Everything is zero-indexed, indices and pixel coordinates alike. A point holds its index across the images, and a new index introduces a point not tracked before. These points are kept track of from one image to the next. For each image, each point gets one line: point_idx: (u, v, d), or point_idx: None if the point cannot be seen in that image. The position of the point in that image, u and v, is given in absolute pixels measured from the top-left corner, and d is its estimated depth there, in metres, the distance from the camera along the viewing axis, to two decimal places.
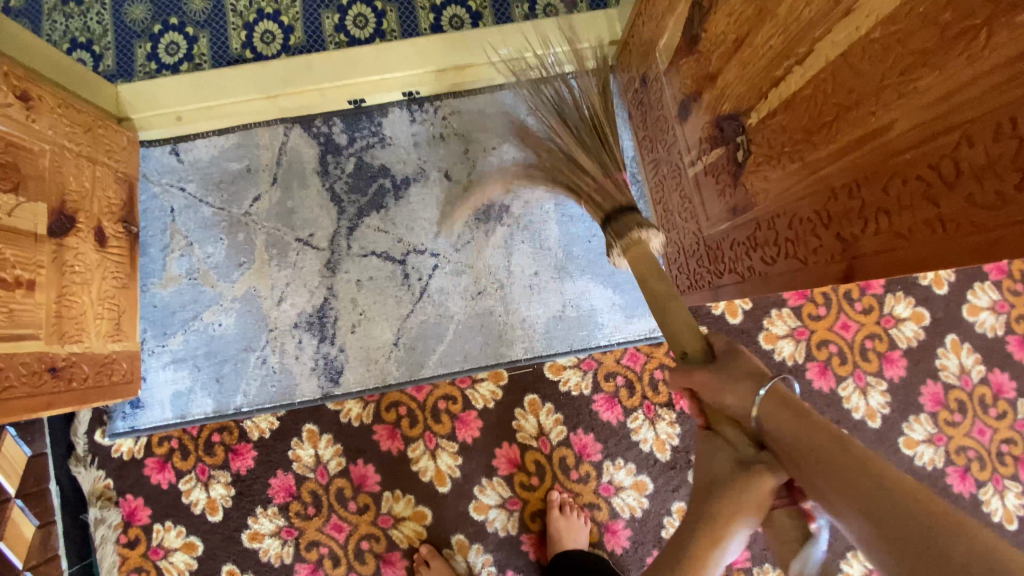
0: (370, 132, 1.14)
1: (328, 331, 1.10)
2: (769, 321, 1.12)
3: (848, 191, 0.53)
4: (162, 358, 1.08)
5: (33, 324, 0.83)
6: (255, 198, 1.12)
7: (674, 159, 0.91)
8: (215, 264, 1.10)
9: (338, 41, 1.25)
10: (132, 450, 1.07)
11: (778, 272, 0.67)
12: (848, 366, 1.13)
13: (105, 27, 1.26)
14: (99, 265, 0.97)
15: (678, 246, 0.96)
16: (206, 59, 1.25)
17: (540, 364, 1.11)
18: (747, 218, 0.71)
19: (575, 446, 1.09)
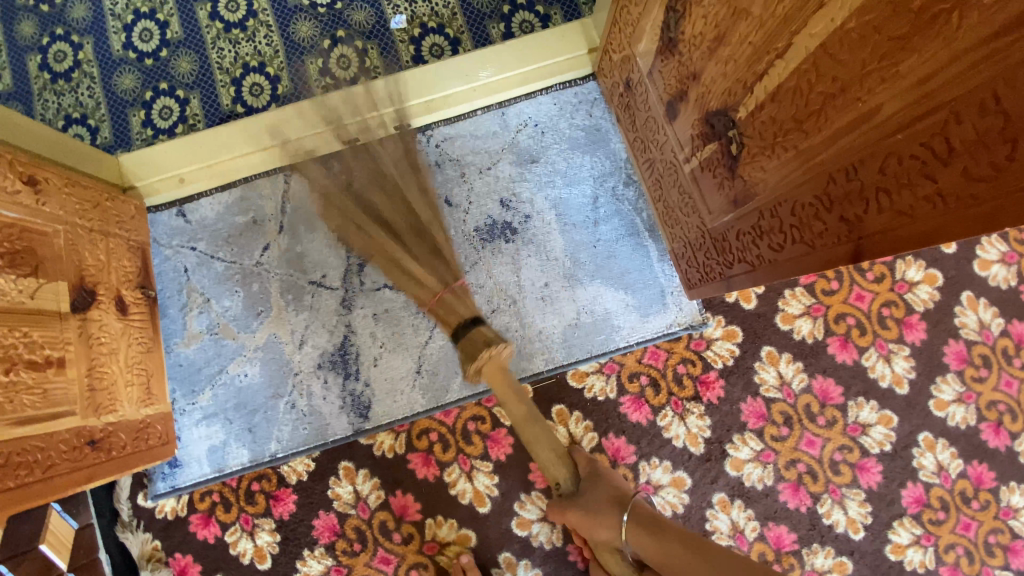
0: (367, 169, 1.17)
1: (352, 367, 1.12)
2: (783, 302, 1.13)
3: (846, 174, 0.54)
4: (194, 415, 1.10)
5: (67, 400, 0.84)
6: (265, 247, 1.15)
7: (668, 158, 0.92)
8: (234, 316, 1.12)
9: (324, 84, 1.28)
10: (176, 509, 1.09)
11: (787, 258, 0.68)
12: (868, 337, 1.13)
13: (97, 100, 1.30)
14: (123, 333, 0.99)
15: (684, 241, 0.97)
16: (199, 119, 1.28)
17: (562, 374, 1.12)
18: (749, 208, 0.72)
19: (609, 450, 1.10)
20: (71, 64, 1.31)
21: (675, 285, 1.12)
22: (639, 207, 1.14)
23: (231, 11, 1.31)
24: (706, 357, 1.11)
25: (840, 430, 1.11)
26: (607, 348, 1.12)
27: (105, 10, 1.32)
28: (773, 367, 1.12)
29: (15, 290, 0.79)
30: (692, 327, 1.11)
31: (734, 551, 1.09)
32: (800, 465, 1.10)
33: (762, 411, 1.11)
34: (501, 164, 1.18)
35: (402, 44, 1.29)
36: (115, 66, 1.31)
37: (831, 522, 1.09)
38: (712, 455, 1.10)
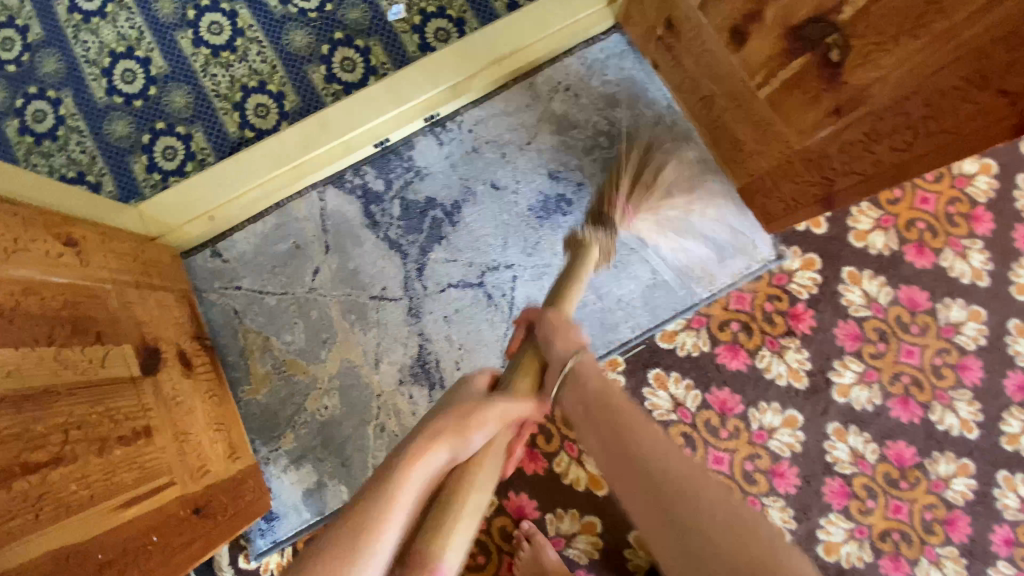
0: (403, 169, 1.11)
1: (435, 376, 1.06)
2: (852, 220, 1.11)
3: (1006, 45, 0.52)
4: (281, 461, 1.02)
5: (164, 470, 0.77)
6: (315, 271, 1.07)
7: (733, 88, 0.88)
8: (300, 349, 1.05)
9: (333, 91, 1.21)
10: (281, 564, 1.01)
11: (919, 154, 0.65)
12: (941, 238, 1.12)
13: (91, 154, 1.20)
14: (194, 390, 0.91)
15: (760, 173, 0.94)
16: (209, 152, 1.20)
17: (650, 338, 1.08)
18: (860, 114, 0.69)
19: (716, 405, 1.07)
20: (52, 121, 1.20)
21: (746, 223, 1.09)
22: None
23: (215, 34, 1.23)
24: (791, 290, 1.09)
25: (934, 335, 1.10)
26: (690, 301, 1.08)
27: (77, 57, 1.22)
28: (858, 286, 1.10)
29: (84, 361, 0.72)
30: (772, 262, 1.09)
31: (859, 477, 1.07)
32: (904, 377, 1.08)
33: (856, 332, 1.09)
34: (541, 136, 1.12)
35: (405, 35, 1.22)
36: (102, 114, 1.21)
37: (945, 428, 1.08)
38: (818, 387, 1.07)
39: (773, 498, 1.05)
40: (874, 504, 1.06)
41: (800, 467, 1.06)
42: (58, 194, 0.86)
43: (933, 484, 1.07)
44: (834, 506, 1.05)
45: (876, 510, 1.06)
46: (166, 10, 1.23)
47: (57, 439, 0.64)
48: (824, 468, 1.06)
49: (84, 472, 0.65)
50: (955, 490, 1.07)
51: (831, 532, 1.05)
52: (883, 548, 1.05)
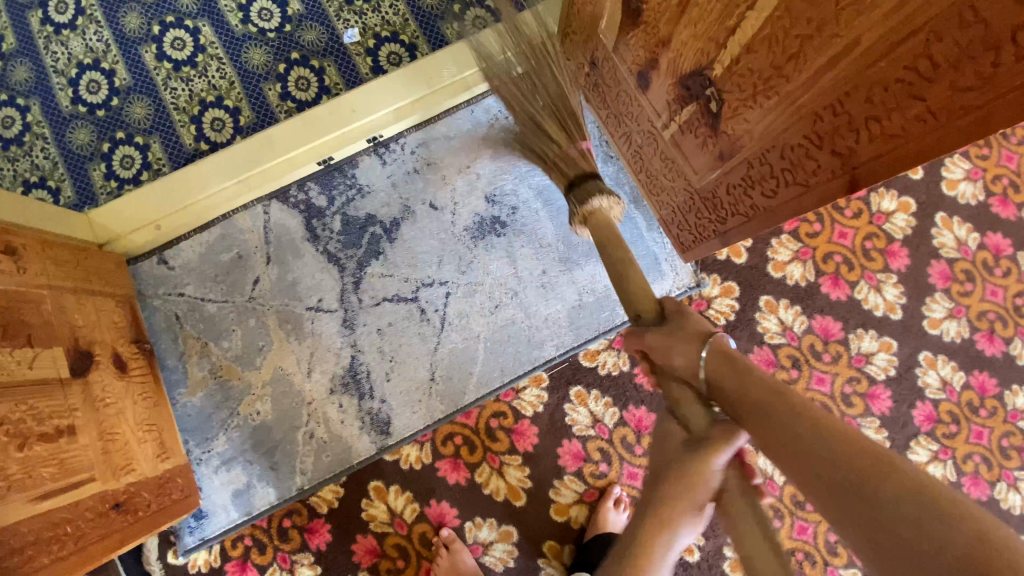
0: (346, 187, 1.17)
1: (365, 386, 1.11)
2: (772, 251, 1.16)
3: (833, 111, 0.57)
4: (212, 462, 1.07)
5: (84, 467, 0.82)
6: (255, 281, 1.13)
7: (644, 127, 0.93)
8: (236, 355, 1.10)
9: (287, 108, 1.27)
10: (209, 561, 1.06)
11: (781, 203, 0.70)
12: (857, 271, 1.17)
13: (53, 160, 1.25)
14: (126, 392, 0.96)
15: (672, 206, 0.98)
16: (165, 163, 1.26)
17: (574, 356, 1.14)
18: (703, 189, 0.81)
19: (632, 423, 1.12)
20: (20, 128, 1.25)
21: (668, 250, 1.14)
22: (620, 181, 1.15)
23: (178, 49, 1.29)
24: (709, 316, 1.14)
25: (846, 363, 1.15)
26: (613, 323, 1.13)
27: (45, 66, 1.28)
28: (774, 314, 1.15)
29: (12, 362, 0.77)
30: (692, 287, 1.14)
31: (767, 497, 1.11)
32: (815, 404, 1.13)
33: (771, 358, 1.14)
34: (480, 161, 1.18)
35: (358, 57, 1.28)
36: (66, 122, 1.27)
37: None
38: None
39: None
40: (781, 524, 1.11)
41: None
42: None
43: None
44: None
45: (781, 529, 1.11)
46: (132, 25, 1.29)
47: None
48: None
49: (1, 466, 0.70)
50: None
51: None
52: None
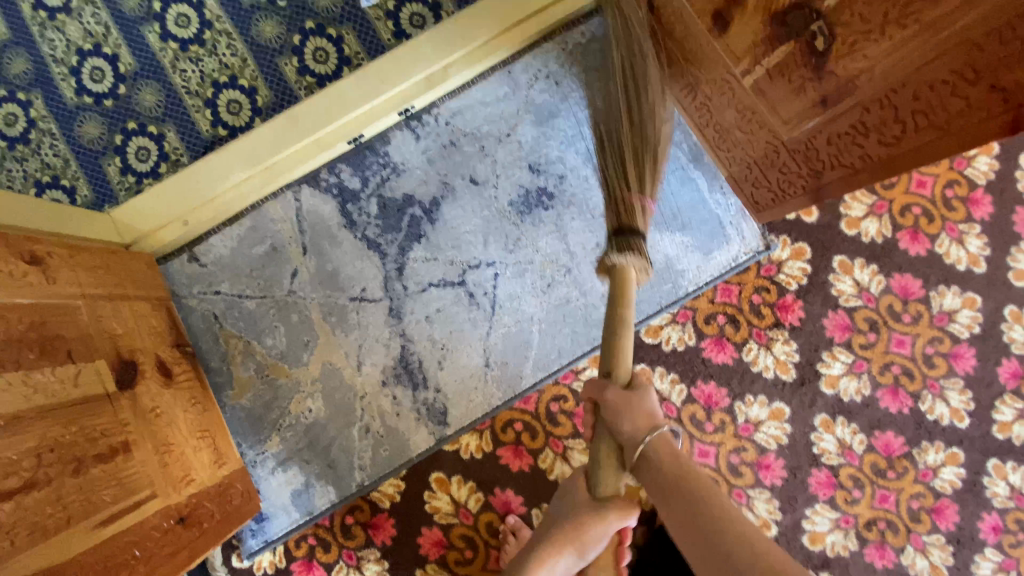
0: (379, 166, 1.08)
1: (418, 376, 1.06)
2: (845, 207, 1.08)
3: (999, 38, 0.50)
4: (268, 464, 1.04)
5: (144, 484, 0.77)
6: (293, 274, 1.06)
7: (718, 75, 0.84)
8: (281, 353, 1.05)
9: (306, 84, 1.17)
10: (274, 561, 1.04)
11: (907, 150, 0.64)
12: (937, 223, 1.08)
13: (65, 157, 1.18)
14: (175, 399, 0.91)
15: (746, 163, 0.91)
16: (183, 152, 1.18)
17: (635, 333, 1.07)
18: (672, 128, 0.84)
19: (701, 399, 1.06)
20: (24, 125, 1.17)
21: (734, 213, 1.06)
22: (677, 139, 1.06)
23: (183, 26, 1.18)
24: (779, 281, 1.07)
25: (927, 323, 1.07)
26: (676, 296, 1.06)
27: (44, 56, 1.18)
28: (848, 275, 1.07)
29: (55, 382, 0.72)
30: (760, 252, 1.06)
31: (846, 467, 1.06)
32: (894, 367, 1.07)
33: (846, 323, 1.07)
34: (521, 127, 1.08)
35: (378, 21, 1.17)
36: (74, 116, 1.18)
37: (935, 418, 1.06)
38: (806, 378, 1.06)
39: (759, 490, 1.06)
40: (861, 494, 1.06)
41: (787, 459, 1.06)
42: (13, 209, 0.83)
43: (920, 474, 1.06)
44: (820, 496, 1.05)
45: (862, 500, 1.06)
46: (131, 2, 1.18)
47: (28, 464, 0.63)
48: (811, 459, 1.06)
49: (59, 494, 0.66)
50: (943, 479, 1.06)
51: (816, 522, 1.05)
52: (868, 537, 1.05)
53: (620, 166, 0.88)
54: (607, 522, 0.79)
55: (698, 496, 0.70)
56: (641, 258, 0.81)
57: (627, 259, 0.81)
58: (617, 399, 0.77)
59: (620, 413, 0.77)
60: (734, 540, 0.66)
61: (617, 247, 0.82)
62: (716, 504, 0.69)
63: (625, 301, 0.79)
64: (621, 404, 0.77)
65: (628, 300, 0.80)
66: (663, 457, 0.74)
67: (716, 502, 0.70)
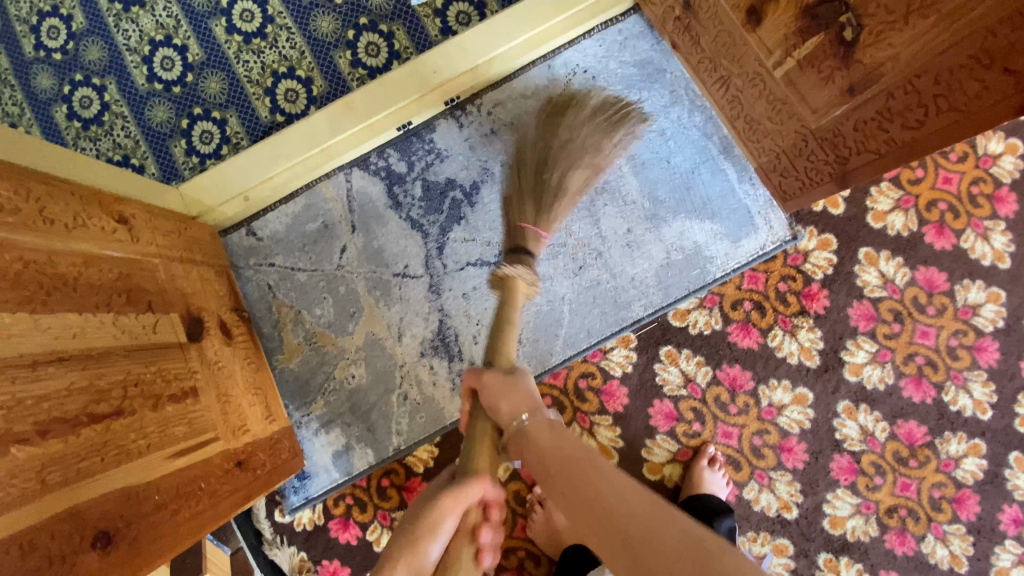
0: (425, 151, 1.15)
1: (454, 349, 1.11)
2: (871, 201, 1.12)
3: (1010, 25, 0.55)
4: (312, 425, 1.10)
5: (210, 427, 0.84)
6: (342, 249, 1.14)
7: (750, 68, 0.90)
8: (328, 322, 1.12)
9: (358, 75, 1.26)
10: (313, 519, 1.10)
11: (929, 132, 0.68)
12: (962, 219, 1.11)
13: (135, 138, 1.28)
14: (234, 357, 0.98)
15: (774, 153, 0.95)
16: (243, 136, 1.27)
17: (663, 316, 1.11)
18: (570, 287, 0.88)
19: (725, 381, 1.10)
20: (99, 108, 1.28)
21: (762, 203, 1.10)
22: (708, 132, 1.11)
23: (247, 21, 1.28)
24: (805, 270, 1.10)
25: (951, 316, 1.09)
26: (704, 281, 1.10)
27: (120, 45, 1.29)
28: (874, 267, 1.10)
29: (138, 326, 0.79)
30: (788, 241, 1.10)
31: (867, 454, 1.08)
32: (918, 358, 1.09)
33: (871, 313, 1.10)
34: None
35: (427, 18, 1.25)
36: (144, 100, 1.29)
37: (958, 409, 1.08)
38: (830, 365, 1.09)
39: (780, 472, 1.08)
40: (882, 481, 1.08)
41: (809, 443, 1.08)
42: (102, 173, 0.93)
43: (942, 463, 1.07)
44: (842, 481, 1.08)
45: (883, 487, 1.08)
46: None
47: (118, 393, 0.71)
48: (833, 444, 1.09)
49: (140, 424, 0.72)
50: (965, 470, 1.07)
51: (837, 506, 1.07)
52: (889, 523, 1.07)
53: (516, 188, 0.97)
54: (469, 496, 0.66)
55: (608, 492, 0.56)
56: (530, 271, 0.87)
57: (518, 270, 0.86)
58: (544, 432, 0.68)
59: (499, 396, 0.74)
60: (689, 567, 0.48)
61: (510, 261, 0.89)
62: (672, 525, 0.51)
63: (510, 310, 0.84)
64: (497, 386, 0.75)
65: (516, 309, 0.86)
66: (563, 476, 0.62)
67: (638, 509, 0.54)
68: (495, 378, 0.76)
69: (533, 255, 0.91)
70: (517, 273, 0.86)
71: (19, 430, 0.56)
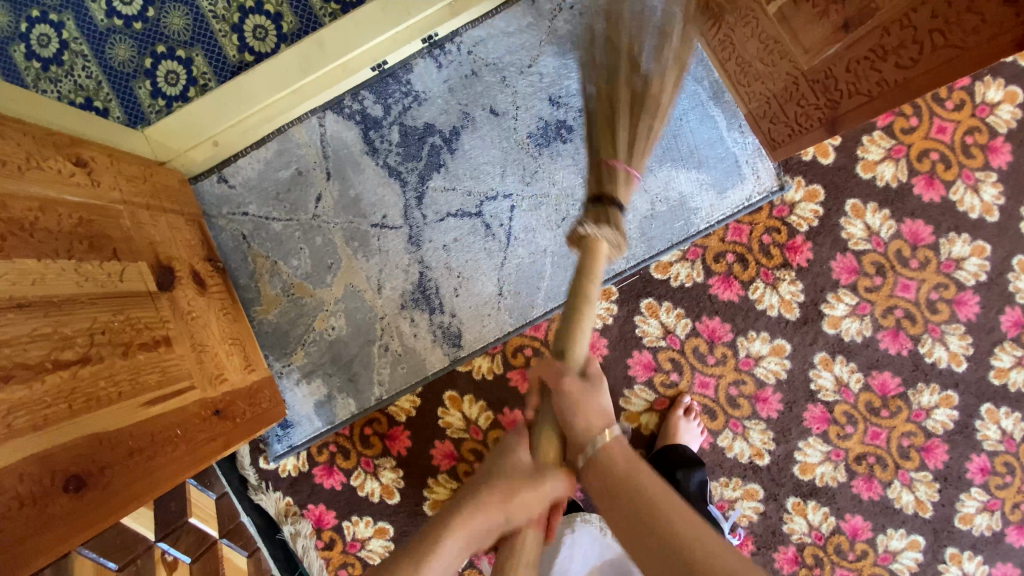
0: (402, 94, 1.10)
1: (435, 302, 1.11)
2: (863, 150, 1.09)
3: None
4: (293, 376, 1.11)
5: (185, 375, 0.84)
6: (317, 198, 1.10)
7: (744, 4, 0.85)
8: (306, 274, 1.10)
9: (331, 11, 1.18)
10: (297, 465, 1.12)
11: (922, 71, 0.65)
12: (953, 170, 1.08)
13: (97, 79, 1.21)
14: (208, 306, 0.97)
15: (765, 97, 0.92)
16: (210, 77, 1.21)
17: (645, 269, 1.10)
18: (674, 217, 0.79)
19: (705, 333, 1.10)
20: (56, 46, 1.20)
21: (750, 152, 1.07)
22: (699, 75, 1.06)
23: None
24: (791, 222, 1.08)
25: (933, 270, 1.09)
26: (688, 233, 1.08)
27: None
28: (860, 219, 1.09)
29: (103, 274, 0.77)
30: (773, 192, 1.07)
31: (841, 404, 1.10)
32: (897, 311, 1.09)
33: (854, 266, 1.09)
34: (542, 59, 1.08)
35: None
36: (104, 38, 1.21)
37: (933, 360, 1.10)
38: (810, 317, 1.09)
39: (755, 421, 1.11)
40: (853, 430, 1.10)
41: (784, 393, 1.10)
42: (55, 113, 0.88)
43: (913, 413, 1.10)
44: (814, 430, 1.10)
45: (854, 435, 1.10)
46: None
47: (84, 341, 0.70)
48: (808, 395, 1.10)
49: (110, 371, 0.71)
50: (935, 420, 1.10)
51: (808, 453, 1.10)
52: (857, 470, 1.10)
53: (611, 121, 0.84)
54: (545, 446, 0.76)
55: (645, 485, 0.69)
56: (617, 233, 0.78)
57: (601, 233, 0.77)
58: (615, 449, 0.73)
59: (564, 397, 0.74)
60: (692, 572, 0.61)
61: (595, 218, 0.79)
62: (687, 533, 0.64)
63: (590, 274, 0.76)
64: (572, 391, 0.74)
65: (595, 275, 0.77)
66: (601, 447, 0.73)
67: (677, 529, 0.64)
68: (575, 383, 0.74)
69: (623, 209, 0.80)
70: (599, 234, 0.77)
71: None
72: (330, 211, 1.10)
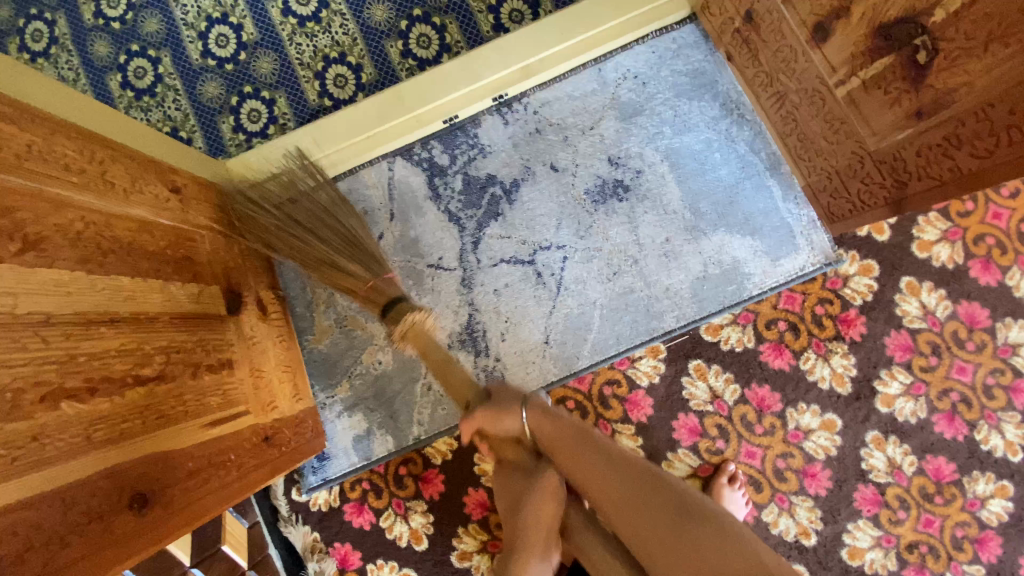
0: (468, 146, 1.16)
1: (481, 344, 1.11)
2: (918, 229, 1.09)
3: None
4: (336, 408, 1.11)
5: (242, 400, 0.85)
6: (379, 236, 1.15)
7: (811, 85, 0.91)
8: (360, 307, 1.13)
9: (408, 66, 1.27)
10: (329, 500, 1.11)
11: (995, 163, 0.67)
12: (1010, 256, 1.07)
13: (185, 112, 1.30)
14: (268, 333, 0.99)
15: (829, 171, 0.96)
16: (290, 118, 1.29)
17: (694, 330, 1.10)
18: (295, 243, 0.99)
19: (753, 401, 1.09)
20: (152, 79, 1.31)
21: (805, 223, 1.08)
22: (756, 147, 1.10)
23: (303, 4, 1.30)
24: (844, 295, 1.09)
25: (990, 354, 1.06)
26: (739, 297, 1.09)
27: (176, 19, 1.31)
28: (915, 297, 1.08)
29: (183, 295, 0.80)
30: (828, 264, 1.08)
31: (893, 487, 1.06)
32: (953, 394, 1.06)
33: (908, 344, 1.07)
34: (604, 122, 1.14)
35: (479, 14, 1.26)
36: (197, 76, 1.31)
37: (989, 449, 1.05)
38: (862, 393, 1.07)
39: (802, 497, 1.07)
40: (906, 516, 1.05)
41: (833, 470, 1.06)
42: (165, 145, 0.94)
43: (969, 503, 1.04)
44: (864, 512, 1.06)
45: (906, 521, 1.05)
46: None
47: (161, 359, 0.72)
48: (859, 474, 1.07)
49: (179, 390, 0.73)
50: (991, 511, 1.04)
51: (857, 537, 1.05)
52: (909, 559, 1.04)
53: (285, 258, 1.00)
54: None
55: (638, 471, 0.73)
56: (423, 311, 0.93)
57: (416, 318, 0.91)
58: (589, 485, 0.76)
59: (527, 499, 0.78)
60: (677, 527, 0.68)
61: (396, 319, 0.93)
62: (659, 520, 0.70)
63: (430, 353, 0.91)
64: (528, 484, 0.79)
65: (434, 344, 0.92)
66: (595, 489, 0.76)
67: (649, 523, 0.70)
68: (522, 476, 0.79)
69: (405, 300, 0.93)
70: (413, 318, 0.91)
71: (68, 385, 0.58)
72: (391, 248, 1.14)
